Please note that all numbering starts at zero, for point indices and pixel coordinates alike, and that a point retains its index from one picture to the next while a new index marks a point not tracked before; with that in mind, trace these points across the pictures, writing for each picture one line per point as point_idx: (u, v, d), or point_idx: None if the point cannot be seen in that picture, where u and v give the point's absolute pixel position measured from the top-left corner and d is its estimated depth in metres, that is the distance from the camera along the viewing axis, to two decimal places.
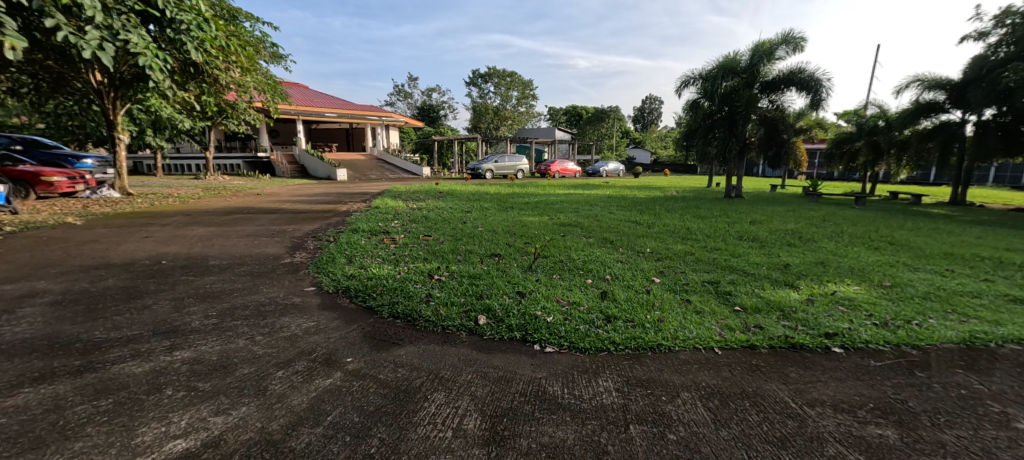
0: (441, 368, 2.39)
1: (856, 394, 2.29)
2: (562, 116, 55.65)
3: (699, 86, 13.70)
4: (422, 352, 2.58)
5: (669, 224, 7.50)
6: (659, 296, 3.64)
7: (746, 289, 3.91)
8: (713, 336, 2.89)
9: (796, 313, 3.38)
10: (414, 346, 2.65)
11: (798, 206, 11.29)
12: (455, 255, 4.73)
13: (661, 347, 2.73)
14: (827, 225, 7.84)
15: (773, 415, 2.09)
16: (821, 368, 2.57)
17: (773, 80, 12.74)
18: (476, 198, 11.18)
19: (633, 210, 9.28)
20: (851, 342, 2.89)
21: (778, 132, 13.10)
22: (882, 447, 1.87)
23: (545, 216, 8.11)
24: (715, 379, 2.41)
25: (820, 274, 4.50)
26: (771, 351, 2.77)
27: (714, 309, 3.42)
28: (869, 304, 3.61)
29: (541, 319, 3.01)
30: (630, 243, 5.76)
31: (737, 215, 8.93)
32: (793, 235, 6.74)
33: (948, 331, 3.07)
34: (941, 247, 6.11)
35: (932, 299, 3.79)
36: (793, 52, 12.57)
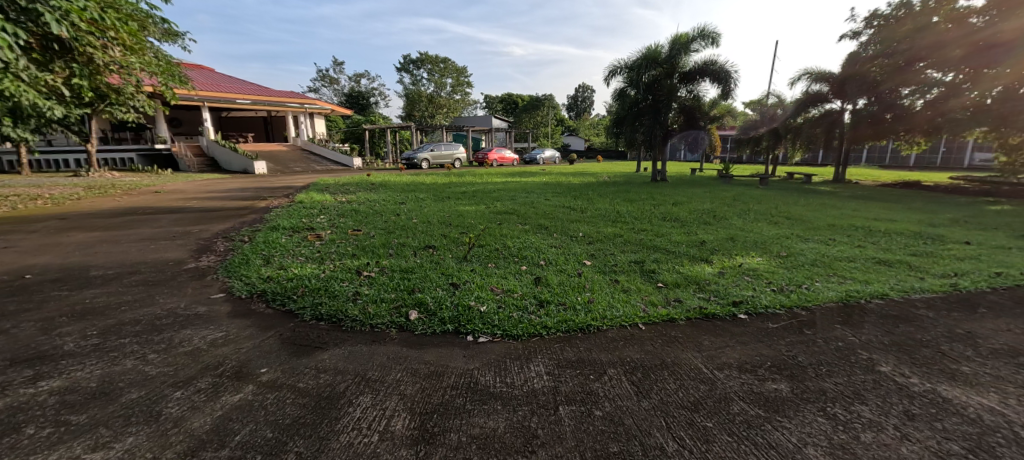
0: (369, 369, 2.28)
1: (758, 354, 2.54)
2: (497, 104, 55.67)
3: (625, 75, 14.41)
4: (347, 354, 2.44)
5: (602, 208, 7.75)
6: (590, 279, 3.77)
7: (667, 267, 4.19)
8: (638, 313, 3.05)
9: (709, 284, 3.69)
10: (339, 349, 2.50)
11: (713, 187, 12.27)
12: (386, 249, 4.54)
13: (590, 327, 2.83)
14: (737, 204, 8.63)
15: (688, 382, 2.25)
16: (730, 334, 2.81)
17: (690, 70, 13.65)
18: (411, 188, 10.78)
19: (568, 196, 9.50)
20: (754, 308, 3.20)
21: (696, 120, 14.08)
22: (777, 401, 2.10)
23: (481, 205, 8.03)
24: (639, 353, 2.55)
25: (730, 249, 4.94)
26: (688, 322, 2.99)
27: (639, 287, 3.61)
28: (769, 273, 4.03)
29: (475, 309, 2.98)
30: (563, 228, 5.88)
31: (662, 198, 9.49)
32: (708, 214, 7.33)
33: (829, 292, 3.52)
34: (827, 219, 6.99)
35: (818, 265, 4.32)
36: (709, 46, 13.50)
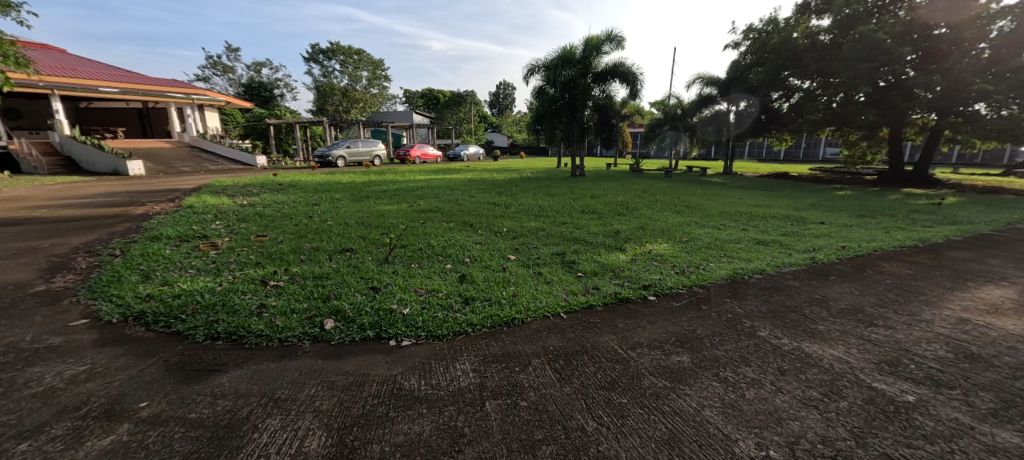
0: (277, 389, 2.11)
1: (664, 332, 2.80)
2: (418, 100, 54.17)
3: (543, 74, 14.87)
4: (251, 374, 2.24)
5: (525, 203, 7.92)
6: (514, 273, 3.85)
7: (586, 257, 4.42)
8: (560, 302, 3.20)
9: (623, 271, 3.98)
10: (241, 370, 2.28)
11: (625, 181, 13.13)
12: (296, 256, 4.22)
13: (515, 321, 2.91)
14: (647, 196, 9.35)
15: (606, 364, 2.41)
16: (641, 316, 3.06)
17: (602, 71, 14.43)
18: (325, 188, 10.10)
19: (493, 192, 9.58)
20: (661, 289, 3.52)
21: (609, 118, 14.92)
22: (680, 372, 2.34)
23: (404, 203, 7.78)
24: (561, 341, 2.67)
25: (641, 237, 5.35)
26: (605, 307, 3.20)
27: (561, 278, 3.78)
28: (674, 257, 4.44)
29: (397, 313, 2.90)
30: (488, 225, 5.92)
31: (581, 192, 9.95)
32: (621, 206, 7.85)
33: (721, 271, 3.99)
34: (720, 207, 7.87)
35: (713, 247, 4.86)
36: (616, 49, 14.37)
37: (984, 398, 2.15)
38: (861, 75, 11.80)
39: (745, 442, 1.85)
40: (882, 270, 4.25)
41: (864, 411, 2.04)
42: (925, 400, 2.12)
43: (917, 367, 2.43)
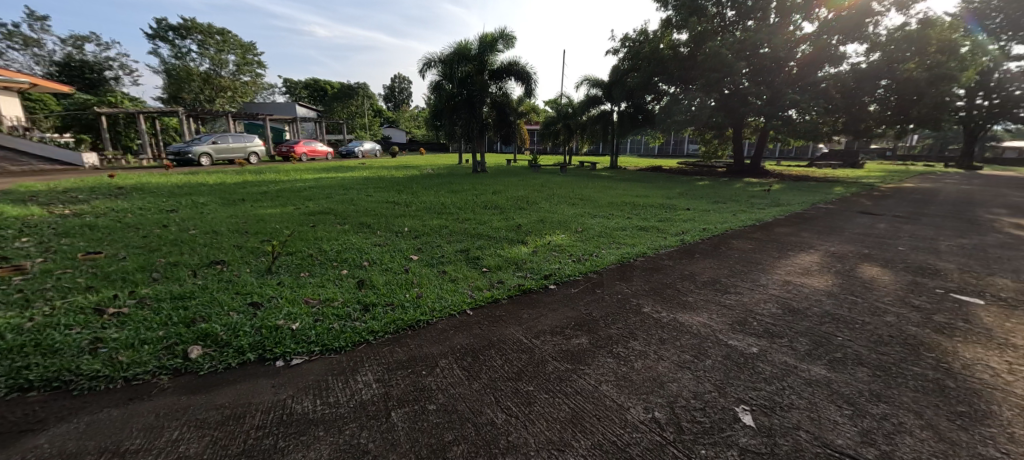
0: (129, 439, 1.79)
1: (564, 318, 2.98)
2: (302, 90, 49.42)
3: (439, 69, 14.66)
4: (88, 426, 1.85)
5: (426, 201, 7.77)
6: (417, 273, 3.76)
7: (489, 252, 4.50)
8: (466, 299, 3.21)
9: (526, 263, 4.13)
10: (73, 422, 1.87)
11: (524, 176, 13.58)
12: (149, 275, 3.57)
13: (420, 323, 2.85)
14: (544, 190, 9.79)
15: (512, 355, 2.50)
16: (543, 304, 3.22)
17: (497, 69, 14.66)
18: (188, 191, 8.70)
19: (391, 191, 9.20)
20: (561, 278, 3.74)
21: (506, 115, 15.27)
22: (578, 354, 2.52)
23: (289, 206, 7.07)
24: (468, 338, 2.68)
25: (540, 229, 5.60)
26: (510, 300, 3.29)
27: (466, 274, 3.79)
28: (571, 247, 4.74)
29: (284, 329, 2.64)
30: (387, 225, 5.67)
31: (483, 188, 10.05)
32: (521, 200, 8.11)
33: (611, 256, 4.37)
34: (608, 199, 8.57)
35: (604, 236, 5.29)
36: (509, 47, 14.70)
37: (802, 342, 2.71)
38: (711, 83, 14.20)
39: (635, 409, 2.06)
40: (732, 246, 5.06)
41: (723, 366, 2.42)
42: (765, 350, 2.59)
43: (758, 323, 2.95)
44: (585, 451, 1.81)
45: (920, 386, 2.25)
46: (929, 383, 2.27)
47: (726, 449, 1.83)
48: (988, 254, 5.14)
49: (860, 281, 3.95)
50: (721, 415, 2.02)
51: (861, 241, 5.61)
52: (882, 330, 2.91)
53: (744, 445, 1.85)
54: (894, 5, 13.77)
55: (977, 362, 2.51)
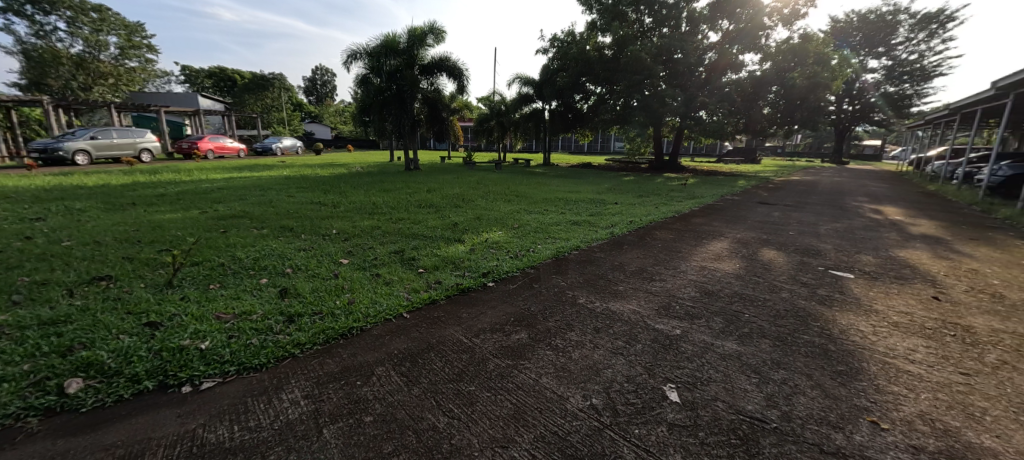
0: None
1: (503, 314, 2.97)
2: (205, 80, 44.51)
3: (365, 61, 13.97)
4: None
5: (355, 201, 7.36)
6: (348, 278, 3.53)
7: (425, 252, 4.36)
8: (402, 302, 3.07)
9: (463, 261, 4.06)
10: None
11: (459, 173, 13.41)
12: (10, 298, 2.98)
13: (353, 330, 2.67)
14: (480, 187, 9.74)
15: (452, 355, 2.43)
16: (482, 302, 3.18)
17: (428, 64, 14.28)
18: (62, 196, 7.45)
19: (316, 191, 8.60)
20: (499, 275, 3.73)
21: (439, 111, 14.99)
22: (519, 349, 2.51)
23: (195, 210, 6.33)
24: (406, 343, 2.57)
25: (477, 227, 5.55)
26: (448, 300, 3.21)
27: (401, 276, 3.63)
28: (508, 244, 4.74)
29: (192, 349, 2.34)
30: (312, 228, 5.28)
31: (416, 186, 9.76)
32: (457, 198, 7.99)
33: (548, 251, 4.44)
34: (542, 195, 8.73)
35: (540, 231, 5.37)
36: (439, 41, 14.38)
37: (717, 321, 2.96)
38: (634, 85, 15.03)
39: (575, 398, 2.10)
40: (656, 237, 5.39)
41: (652, 348, 2.56)
42: (687, 330, 2.79)
43: (680, 307, 3.17)
44: (528, 445, 1.80)
45: (810, 351, 2.59)
46: (817, 348, 2.62)
47: (657, 426, 1.93)
48: (857, 235, 6.02)
49: (761, 262, 4.42)
50: (651, 394, 2.14)
51: (762, 228, 6.28)
52: (780, 305, 3.28)
53: (672, 419, 1.97)
54: (781, 20, 15.48)
55: (850, 327, 2.95)
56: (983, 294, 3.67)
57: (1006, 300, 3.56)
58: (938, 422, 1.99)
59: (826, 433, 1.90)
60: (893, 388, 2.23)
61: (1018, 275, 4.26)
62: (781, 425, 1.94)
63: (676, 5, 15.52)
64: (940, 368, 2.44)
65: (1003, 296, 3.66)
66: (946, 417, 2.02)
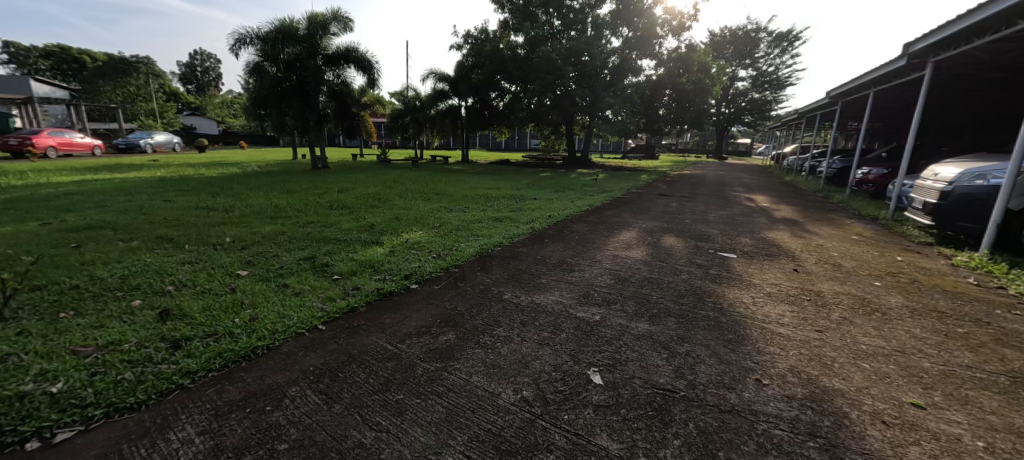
0: None
1: (430, 316, 2.84)
2: (45, 63, 36.81)
3: (259, 48, 12.63)
4: None
5: (252, 204, 6.60)
6: (250, 291, 3.13)
7: (340, 257, 4.03)
8: (315, 314, 2.79)
9: (383, 265, 3.83)
10: None
11: (372, 172, 12.72)
12: None
13: (258, 350, 2.36)
14: (396, 186, 9.33)
15: (376, 365, 2.26)
16: (405, 306, 3.01)
17: (334, 54, 13.24)
18: None
19: (202, 194, 7.56)
20: (422, 276, 3.57)
21: (348, 106, 14.20)
22: (448, 351, 2.42)
23: (36, 221, 5.19)
24: (323, 357, 2.34)
25: (396, 228, 5.29)
26: (369, 307, 2.99)
27: (314, 285, 3.31)
28: (430, 243, 4.58)
29: (40, 394, 1.89)
30: (200, 237, 4.61)
31: (325, 185, 9.06)
32: (373, 198, 7.56)
33: (471, 249, 4.36)
34: (462, 192, 8.63)
35: (462, 229, 5.28)
36: (344, 30, 13.51)
37: (630, 304, 3.14)
38: (546, 85, 15.42)
39: (506, 393, 2.07)
40: (572, 229, 5.60)
41: (575, 336, 2.62)
42: (605, 316, 2.91)
43: (598, 294, 3.32)
44: (462, 447, 1.73)
45: (706, 324, 2.86)
46: (712, 321, 2.90)
47: (584, 409, 1.97)
48: (738, 220, 6.84)
49: (663, 249, 4.81)
50: (577, 380, 2.18)
51: (663, 217, 6.85)
52: (679, 285, 3.59)
53: (598, 401, 2.03)
54: (671, 31, 17.01)
55: (736, 299, 3.32)
56: (828, 264, 4.38)
57: (843, 268, 4.29)
58: (803, 372, 2.32)
59: (723, 394, 2.11)
60: (770, 349, 2.56)
61: (850, 247, 5.16)
62: (688, 393, 2.10)
63: (581, 11, 16.30)
64: (802, 327, 2.85)
65: (841, 264, 4.41)
66: (809, 368, 2.36)
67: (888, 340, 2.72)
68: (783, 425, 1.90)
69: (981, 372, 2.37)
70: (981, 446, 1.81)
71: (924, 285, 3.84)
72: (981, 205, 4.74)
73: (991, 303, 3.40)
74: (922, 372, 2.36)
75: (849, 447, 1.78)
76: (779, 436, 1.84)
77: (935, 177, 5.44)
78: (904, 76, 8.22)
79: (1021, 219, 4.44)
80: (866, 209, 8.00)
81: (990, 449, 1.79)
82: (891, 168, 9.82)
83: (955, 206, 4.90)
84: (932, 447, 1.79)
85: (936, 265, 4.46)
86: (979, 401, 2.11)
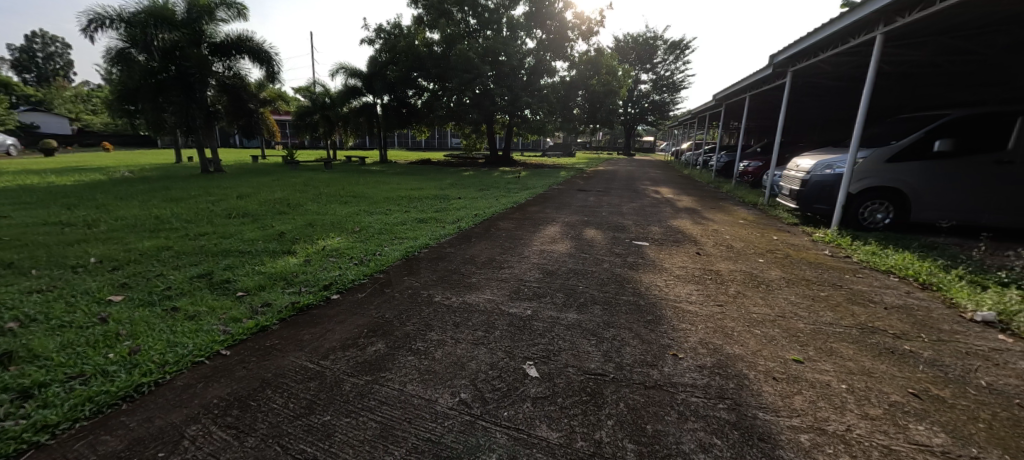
0: None
1: (355, 328, 2.60)
2: None
3: (125, 32, 10.88)
4: None
5: (126, 217, 5.63)
6: (129, 319, 2.63)
7: (244, 271, 3.56)
8: (216, 338, 2.41)
9: (297, 276, 3.46)
10: None
11: (277, 175, 11.63)
12: None
13: (143, 388, 1.98)
14: (307, 190, 8.61)
15: (296, 387, 2.01)
16: (326, 319, 2.73)
17: (222, 43, 11.91)
18: None
19: (56, 207, 6.29)
20: (343, 285, 3.27)
21: (243, 102, 12.84)
22: (378, 362, 2.22)
23: None
24: (230, 386, 2.02)
25: (310, 235, 4.83)
26: (282, 324, 2.67)
27: (213, 305, 2.88)
28: (350, 249, 4.25)
29: None
30: (53, 259, 3.80)
31: (219, 192, 8.05)
32: (280, 204, 6.88)
33: (396, 253, 4.12)
34: (380, 194, 8.19)
35: (385, 233, 4.98)
36: (236, 18, 12.18)
37: (559, 296, 3.18)
38: (465, 83, 15.27)
39: (444, 397, 1.95)
40: (498, 227, 5.57)
41: (508, 332, 2.57)
42: (536, 309, 2.91)
43: (529, 288, 3.31)
44: None
45: (628, 308, 2.98)
46: (633, 305, 3.03)
47: (523, 403, 1.92)
48: (647, 211, 7.33)
49: (585, 241, 4.97)
50: (513, 375, 2.13)
51: (582, 211, 7.11)
52: (601, 274, 3.73)
53: (535, 393, 2.00)
54: (581, 35, 17.76)
55: (651, 283, 3.52)
56: (723, 246, 4.84)
57: (734, 248, 4.77)
58: (710, 343, 2.49)
59: (647, 371, 2.19)
60: (682, 325, 2.73)
61: (739, 230, 5.77)
62: (618, 375, 2.15)
63: (496, 12, 16.37)
64: (706, 303, 3.09)
65: (733, 245, 4.90)
66: (714, 339, 2.55)
67: (772, 307, 3.05)
68: (698, 392, 2.02)
69: (840, 327, 2.74)
70: (845, 388, 2.08)
71: (795, 257, 4.40)
72: (830, 191, 5.53)
73: (842, 269, 3.99)
74: (800, 331, 2.67)
75: (750, 404, 1.94)
76: (695, 403, 1.94)
77: (797, 168, 6.25)
78: (771, 81, 9.42)
79: (859, 199, 5.26)
80: (748, 197, 9.07)
81: (851, 390, 2.07)
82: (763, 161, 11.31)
83: (812, 192, 5.70)
84: (811, 395, 2.02)
85: (802, 240, 5.16)
86: (840, 351, 2.43)
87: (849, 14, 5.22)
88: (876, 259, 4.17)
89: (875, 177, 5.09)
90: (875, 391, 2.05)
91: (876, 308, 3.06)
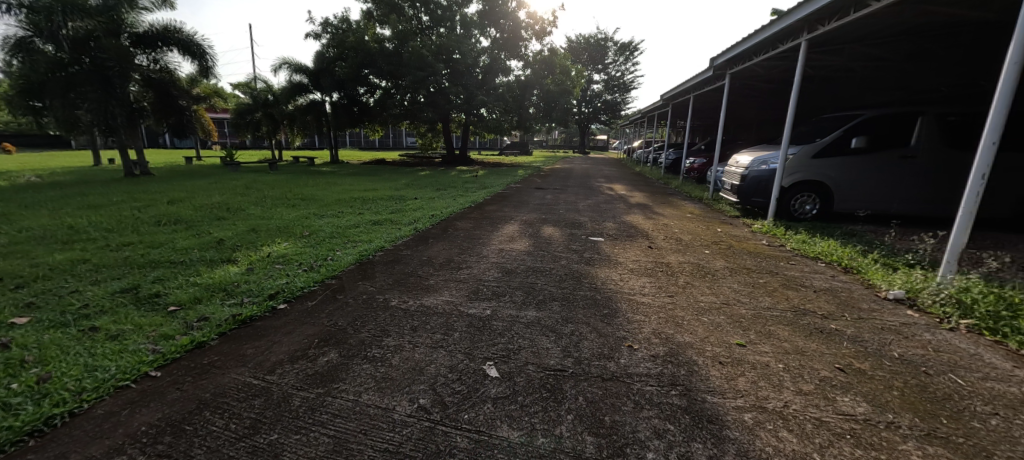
0: None
1: (305, 338, 2.47)
2: None
3: (25, 18, 9.70)
4: None
5: (36, 227, 5.04)
6: (37, 343, 2.34)
7: (177, 283, 3.29)
8: (144, 358, 2.21)
9: (239, 286, 3.23)
10: None
11: (216, 177, 10.87)
12: None
13: (55, 420, 1.76)
14: (250, 192, 8.11)
15: (239, 405, 1.87)
16: (273, 330, 2.57)
17: (145, 34, 10.99)
18: None
19: None
20: (290, 294, 3.09)
21: (172, 98, 11.92)
22: (331, 373, 2.12)
23: None
24: (161, 410, 1.85)
25: (253, 241, 4.54)
26: (223, 339, 2.48)
27: (141, 322, 2.63)
28: (298, 255, 4.03)
29: None
30: None
31: (148, 196, 7.40)
32: (219, 208, 6.42)
33: (348, 257, 3.95)
34: (331, 195, 7.86)
35: (336, 236, 4.77)
36: (161, 6, 11.26)
37: (518, 294, 3.18)
38: (418, 81, 14.98)
39: (400, 405, 1.89)
40: (456, 226, 5.51)
41: (467, 333, 2.54)
42: (495, 309, 2.89)
43: (487, 288, 3.29)
44: None
45: (585, 303, 3.03)
46: (589, 300, 3.09)
47: (483, 405, 1.89)
48: (602, 207, 7.51)
49: (543, 238, 5.01)
50: (473, 377, 2.10)
51: (540, 209, 7.18)
52: (558, 270, 3.77)
53: (495, 394, 1.98)
54: (534, 34, 17.91)
55: (606, 277, 3.61)
56: (673, 240, 5.05)
57: (683, 241, 4.98)
58: (663, 333, 2.59)
59: (604, 364, 2.23)
60: (636, 317, 2.81)
61: (687, 224, 6.04)
62: (576, 370, 2.18)
63: (449, 8, 16.15)
64: (658, 295, 3.20)
65: (682, 239, 5.12)
66: (666, 328, 2.64)
67: (718, 295, 3.22)
68: (651, 381, 2.08)
69: (778, 311, 2.93)
70: (782, 367, 2.22)
71: (737, 248, 4.67)
72: (766, 185, 5.91)
73: (778, 257, 4.27)
74: (742, 317, 2.82)
75: (699, 389, 2.02)
76: (649, 391, 2.00)
77: (737, 164, 6.62)
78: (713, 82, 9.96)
79: (791, 193, 5.70)
80: (695, 192, 9.52)
81: (788, 368, 2.21)
82: (707, 158, 11.94)
83: (751, 186, 6.06)
84: (753, 375, 2.14)
85: (743, 232, 5.48)
86: (777, 334, 2.59)
87: (778, 22, 5.59)
88: (806, 247, 4.50)
89: (804, 171, 5.53)
90: (807, 368, 2.20)
91: (807, 292, 3.30)
